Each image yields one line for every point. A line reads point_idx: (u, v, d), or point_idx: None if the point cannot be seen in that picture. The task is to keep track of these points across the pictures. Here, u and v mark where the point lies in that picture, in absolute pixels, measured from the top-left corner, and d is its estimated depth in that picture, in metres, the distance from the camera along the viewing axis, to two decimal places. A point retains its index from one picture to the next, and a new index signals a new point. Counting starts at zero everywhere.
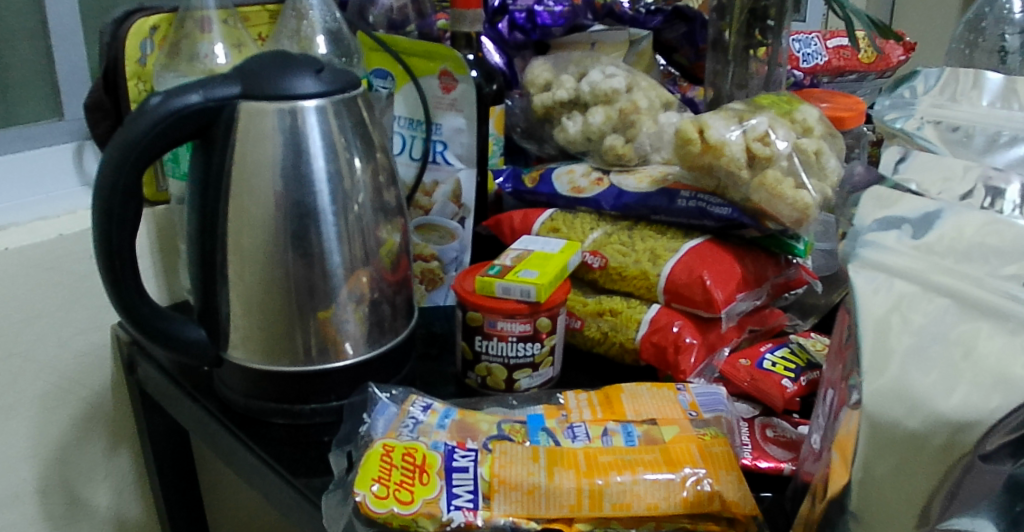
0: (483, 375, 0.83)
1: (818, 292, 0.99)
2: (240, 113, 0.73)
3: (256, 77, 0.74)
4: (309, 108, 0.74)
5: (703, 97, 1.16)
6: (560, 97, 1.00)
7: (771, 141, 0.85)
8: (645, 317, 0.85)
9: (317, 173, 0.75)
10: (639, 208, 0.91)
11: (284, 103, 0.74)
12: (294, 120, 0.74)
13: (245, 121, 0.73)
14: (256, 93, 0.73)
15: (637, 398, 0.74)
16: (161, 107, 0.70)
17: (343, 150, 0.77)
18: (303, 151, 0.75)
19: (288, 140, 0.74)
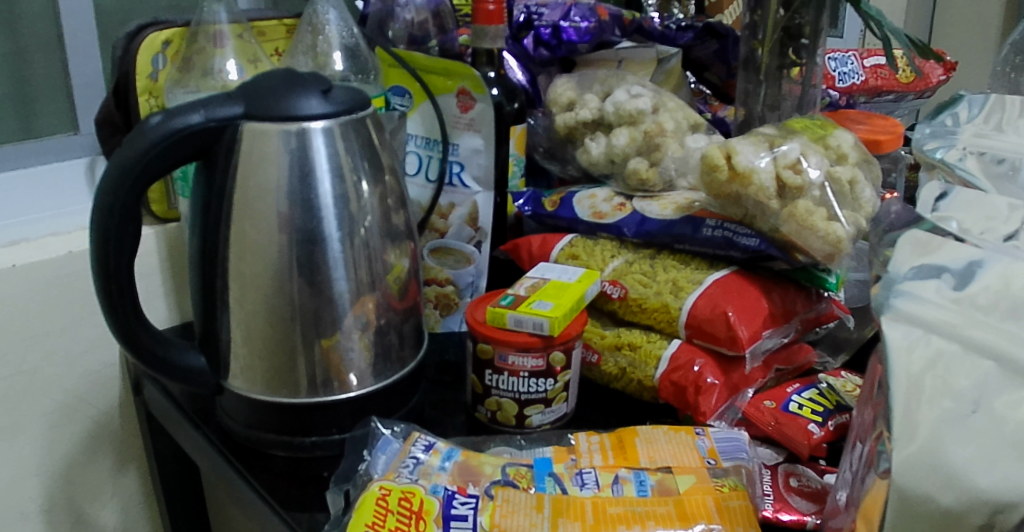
0: (493, 409, 0.79)
1: (850, 327, 0.99)
2: (243, 135, 0.70)
3: (262, 97, 0.71)
4: (315, 129, 0.71)
5: (733, 117, 1.12)
6: (584, 117, 0.97)
7: (802, 169, 0.80)
8: (665, 353, 0.80)
9: (323, 198, 0.72)
10: (662, 236, 0.86)
11: (290, 124, 0.71)
12: (301, 142, 0.71)
13: (249, 144, 0.70)
14: (261, 113, 0.70)
15: (652, 442, 0.70)
16: (161, 127, 0.67)
17: (350, 173, 0.73)
18: (308, 173, 0.71)
19: (294, 162, 0.71)
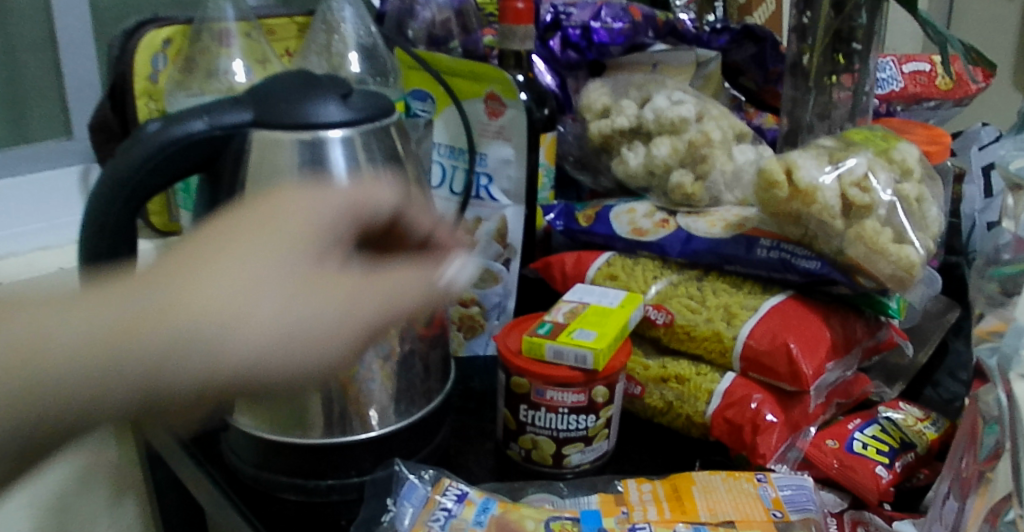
0: (528, 448, 0.72)
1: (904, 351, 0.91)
2: (252, 144, 0.63)
3: (273, 102, 0.63)
4: (333, 139, 0.64)
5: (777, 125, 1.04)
6: (621, 124, 0.89)
7: (870, 186, 0.73)
8: (718, 387, 0.73)
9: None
10: (709, 257, 0.79)
11: (304, 131, 0.63)
12: (316, 154, 0.63)
13: (259, 154, 0.63)
14: (273, 121, 0.63)
15: (711, 492, 0.63)
16: (159, 136, 0.60)
17: None
18: None
19: (307, 176, 0.63)
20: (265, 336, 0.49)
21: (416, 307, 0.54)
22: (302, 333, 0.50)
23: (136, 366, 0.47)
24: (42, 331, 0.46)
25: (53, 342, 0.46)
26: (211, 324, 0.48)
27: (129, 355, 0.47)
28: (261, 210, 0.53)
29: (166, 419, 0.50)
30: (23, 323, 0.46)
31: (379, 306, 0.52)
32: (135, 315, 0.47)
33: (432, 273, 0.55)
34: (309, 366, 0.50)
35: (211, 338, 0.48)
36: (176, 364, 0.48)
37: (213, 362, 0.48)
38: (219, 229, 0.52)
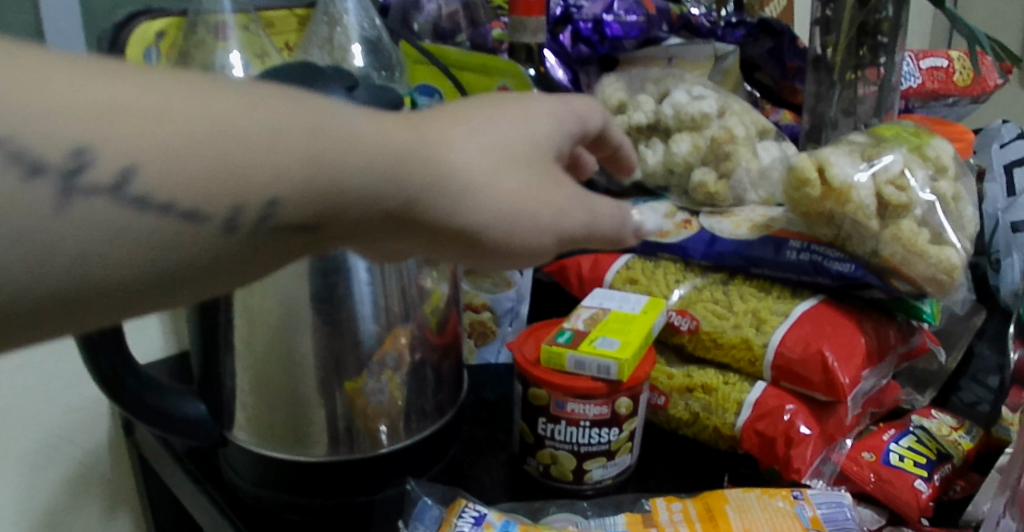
0: (547, 463, 0.67)
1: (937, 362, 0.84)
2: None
3: None
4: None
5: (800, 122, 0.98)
6: (638, 120, 0.85)
7: (907, 183, 0.68)
8: (748, 398, 0.68)
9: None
10: (734, 259, 0.75)
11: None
12: None
13: None
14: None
15: (746, 511, 0.59)
16: None
17: None
18: None
19: None
20: (501, 208, 0.44)
21: (587, 222, 0.47)
22: (528, 213, 0.44)
23: (364, 186, 0.40)
24: (285, 132, 0.39)
25: (249, 169, 0.38)
26: (451, 177, 0.42)
27: (343, 187, 0.40)
28: (509, 106, 0.46)
29: (420, 251, 0.44)
30: (300, 133, 0.39)
31: (560, 198, 0.46)
32: (376, 157, 0.40)
33: (622, 206, 0.50)
34: (525, 228, 0.44)
35: (429, 195, 0.42)
36: (422, 215, 0.42)
37: (466, 226, 0.43)
38: (472, 107, 0.45)
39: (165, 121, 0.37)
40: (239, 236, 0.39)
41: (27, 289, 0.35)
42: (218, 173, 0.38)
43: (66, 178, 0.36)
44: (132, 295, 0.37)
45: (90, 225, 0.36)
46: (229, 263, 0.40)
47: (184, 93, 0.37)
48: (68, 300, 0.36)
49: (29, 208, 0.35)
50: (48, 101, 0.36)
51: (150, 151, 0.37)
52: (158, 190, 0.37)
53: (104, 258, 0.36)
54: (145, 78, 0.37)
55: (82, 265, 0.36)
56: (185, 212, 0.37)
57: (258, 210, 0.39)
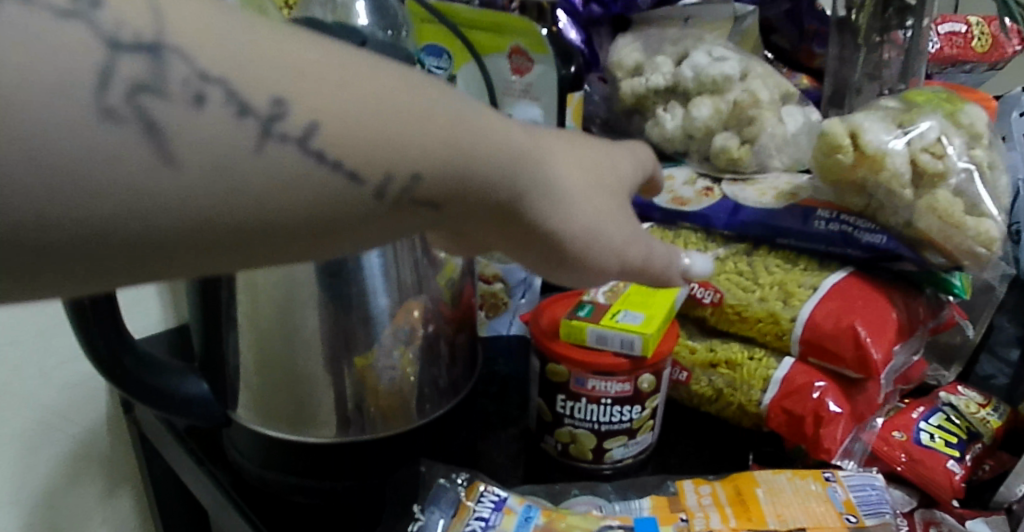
0: (566, 441, 0.65)
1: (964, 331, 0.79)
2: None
3: None
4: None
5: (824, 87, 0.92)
6: (656, 83, 0.81)
7: (944, 151, 0.64)
8: (775, 375, 0.66)
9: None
10: (759, 230, 0.72)
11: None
12: None
13: None
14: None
15: (777, 494, 0.56)
16: None
17: None
18: None
19: None
20: (582, 226, 0.44)
21: (645, 260, 0.48)
22: (602, 238, 0.45)
23: (489, 173, 0.40)
24: (435, 115, 0.38)
25: (414, 142, 0.38)
26: (552, 182, 0.43)
27: (473, 174, 0.40)
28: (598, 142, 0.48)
29: (503, 248, 0.44)
30: (445, 119, 0.39)
31: (628, 232, 0.47)
32: (508, 154, 0.41)
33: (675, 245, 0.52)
34: (591, 251, 0.45)
35: (533, 197, 0.42)
36: (526, 210, 0.42)
37: (556, 230, 0.44)
38: (569, 132, 0.47)
39: (349, 85, 0.37)
40: (389, 205, 0.38)
41: (209, 216, 0.34)
42: (387, 135, 0.37)
43: (262, 118, 0.35)
44: (297, 234, 0.36)
45: (277, 167, 0.35)
46: (375, 228, 0.39)
47: (360, 64, 0.37)
48: (236, 233, 0.35)
49: (225, 144, 0.34)
50: (256, 50, 0.35)
51: (332, 108, 0.36)
52: (334, 146, 0.36)
53: (279, 200, 0.36)
54: (344, 55, 0.37)
55: (261, 202, 0.35)
56: (351, 171, 0.37)
57: (410, 176, 0.38)
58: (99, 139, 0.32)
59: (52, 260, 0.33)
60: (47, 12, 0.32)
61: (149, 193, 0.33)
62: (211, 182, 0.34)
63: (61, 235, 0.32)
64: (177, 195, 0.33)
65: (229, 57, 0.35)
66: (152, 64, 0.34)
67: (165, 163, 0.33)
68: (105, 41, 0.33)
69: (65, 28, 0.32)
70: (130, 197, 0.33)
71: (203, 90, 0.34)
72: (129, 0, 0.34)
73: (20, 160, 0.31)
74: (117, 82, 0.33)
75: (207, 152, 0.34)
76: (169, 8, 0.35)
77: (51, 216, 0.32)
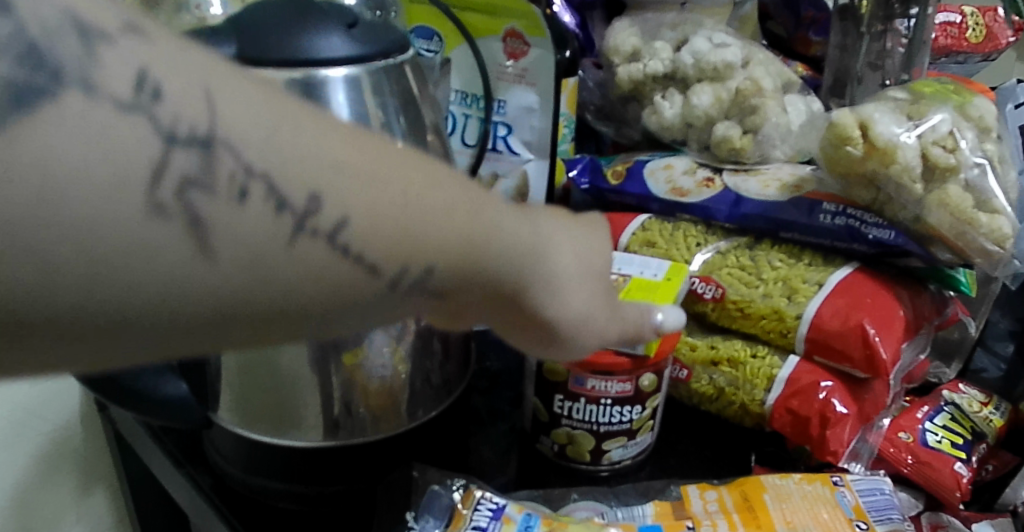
0: (562, 443, 0.62)
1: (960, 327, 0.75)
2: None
3: (258, 31, 0.50)
4: (335, 80, 0.51)
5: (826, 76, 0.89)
6: (654, 70, 0.78)
7: (956, 144, 0.62)
8: (780, 374, 0.64)
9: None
10: (762, 223, 0.69)
11: (295, 70, 0.50)
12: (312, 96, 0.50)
13: None
14: (257, 56, 0.49)
15: (786, 499, 0.54)
16: None
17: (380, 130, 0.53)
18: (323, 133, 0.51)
19: None
20: (584, 309, 0.41)
21: (634, 335, 0.46)
22: (597, 324, 0.42)
23: (500, 269, 0.36)
24: (459, 210, 0.34)
25: (427, 238, 0.34)
26: (563, 269, 0.39)
27: (483, 270, 0.36)
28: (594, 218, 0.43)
29: (500, 329, 0.41)
30: (468, 212, 0.35)
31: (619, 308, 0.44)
32: (520, 246, 0.37)
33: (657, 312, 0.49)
34: (585, 337, 0.42)
35: (543, 289, 0.39)
36: (535, 303, 0.39)
37: (553, 318, 0.40)
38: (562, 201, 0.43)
39: (384, 181, 0.32)
40: (404, 294, 0.35)
41: (226, 313, 0.30)
42: (416, 230, 0.33)
43: (298, 212, 0.31)
44: (309, 326, 0.32)
45: (304, 264, 0.31)
46: (380, 313, 0.35)
47: (393, 151, 0.33)
48: (249, 326, 0.31)
49: (259, 241, 0.30)
50: (299, 144, 0.31)
51: (365, 202, 0.32)
52: (363, 242, 0.32)
53: (300, 296, 0.31)
54: (356, 138, 0.32)
55: (282, 304, 0.31)
56: (371, 264, 0.33)
57: (426, 269, 0.34)
58: (143, 239, 0.28)
59: (54, 354, 0.28)
60: (108, 104, 0.28)
61: (176, 290, 0.29)
62: (241, 279, 0.30)
63: (77, 333, 0.28)
64: (202, 294, 0.29)
65: (274, 146, 0.30)
66: (203, 159, 0.30)
67: (202, 259, 0.29)
68: (161, 134, 0.29)
69: (123, 123, 0.28)
70: (155, 297, 0.29)
71: (248, 184, 0.30)
72: (184, 86, 0.29)
73: (70, 261, 0.27)
74: (169, 177, 0.29)
75: (242, 248, 0.30)
76: (221, 93, 0.30)
77: (72, 316, 0.28)
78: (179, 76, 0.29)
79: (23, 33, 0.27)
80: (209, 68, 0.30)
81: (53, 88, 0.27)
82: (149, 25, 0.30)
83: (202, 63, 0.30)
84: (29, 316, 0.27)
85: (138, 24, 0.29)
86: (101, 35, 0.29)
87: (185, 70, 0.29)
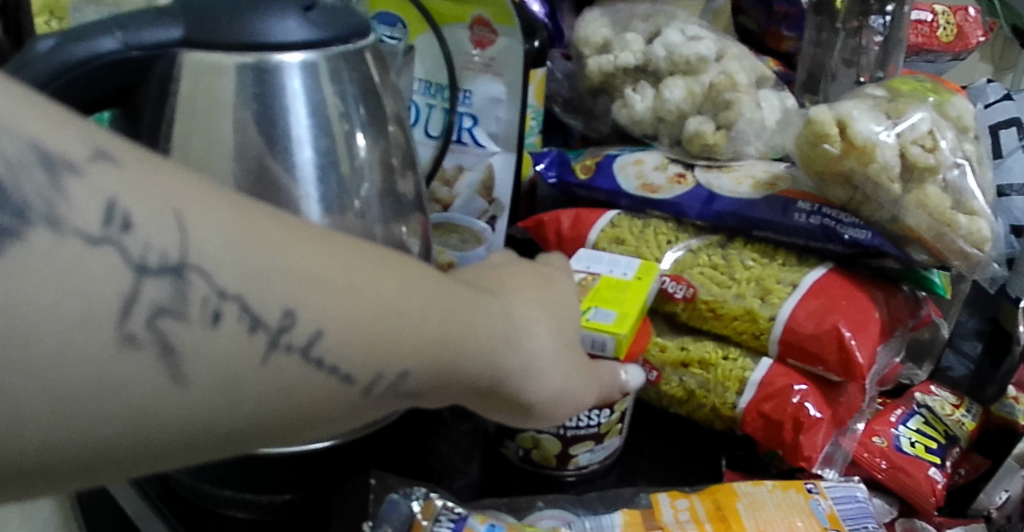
0: (527, 447, 0.60)
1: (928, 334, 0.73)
2: (181, 70, 0.48)
3: (208, 14, 0.47)
4: (291, 65, 0.48)
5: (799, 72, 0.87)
6: (626, 62, 0.76)
7: (935, 144, 0.61)
8: (752, 377, 0.62)
9: (301, 171, 0.49)
10: (735, 221, 0.67)
11: (247, 54, 0.47)
12: (266, 82, 0.48)
13: (191, 84, 0.48)
14: (209, 40, 0.47)
15: (759, 508, 0.52)
16: (54, 57, 0.45)
17: (339, 120, 0.50)
18: (277, 121, 0.49)
19: (261, 113, 0.49)
20: (551, 386, 0.42)
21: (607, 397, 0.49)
22: (565, 396, 0.43)
23: (476, 368, 0.37)
24: (431, 314, 0.35)
25: (403, 341, 0.34)
26: (529, 352, 0.40)
27: (460, 370, 0.37)
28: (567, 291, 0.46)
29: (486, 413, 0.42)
30: (441, 317, 0.35)
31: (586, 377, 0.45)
32: (494, 340, 0.38)
33: (617, 372, 0.50)
34: (552, 409, 0.43)
35: (512, 377, 0.39)
36: (507, 390, 0.40)
37: (533, 400, 0.41)
38: (531, 280, 0.45)
39: (357, 296, 0.32)
40: (377, 399, 0.35)
41: (201, 433, 0.30)
42: (389, 338, 0.34)
43: (272, 330, 0.31)
44: (285, 437, 0.33)
45: (279, 381, 0.32)
46: (356, 417, 0.35)
47: (366, 262, 0.33)
48: (220, 444, 0.31)
49: (229, 360, 0.31)
50: (278, 263, 0.31)
51: (338, 315, 0.32)
52: (337, 353, 0.32)
53: (272, 408, 0.32)
54: (339, 248, 0.33)
55: (251, 421, 0.31)
56: (345, 374, 0.33)
57: (401, 374, 0.34)
58: (112, 370, 0.28)
59: (33, 488, 0.29)
60: (76, 239, 0.28)
61: (146, 419, 0.29)
62: (209, 401, 0.30)
63: (53, 467, 0.28)
64: (172, 420, 0.30)
65: (248, 269, 0.31)
66: (173, 286, 0.30)
67: (172, 384, 0.29)
68: (131, 264, 0.29)
69: (93, 255, 0.28)
70: (129, 422, 0.29)
71: (219, 307, 0.30)
72: (152, 212, 0.29)
73: (37, 398, 0.27)
74: (140, 306, 0.29)
75: (215, 367, 0.30)
76: (191, 218, 0.30)
77: (48, 451, 0.28)
78: (146, 202, 0.29)
79: None
80: (182, 189, 0.30)
81: (20, 228, 0.27)
82: (118, 147, 0.29)
83: (170, 185, 0.30)
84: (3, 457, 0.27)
85: (107, 148, 0.29)
86: (68, 165, 0.28)
87: (153, 198, 0.29)
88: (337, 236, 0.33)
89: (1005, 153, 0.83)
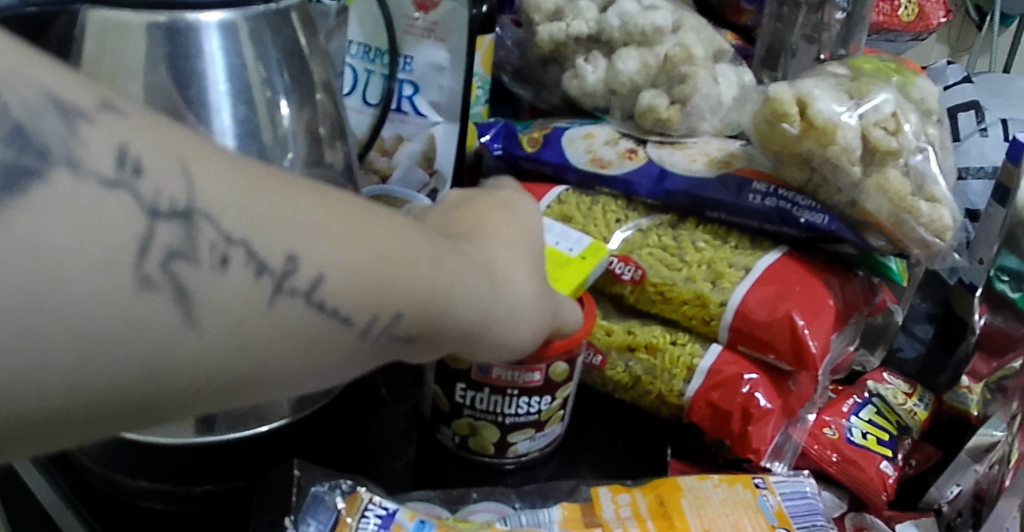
0: (464, 434, 0.56)
1: (880, 324, 0.71)
2: (86, 29, 0.43)
3: None
4: (208, 25, 0.44)
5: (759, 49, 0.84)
6: (578, 30, 0.72)
7: (898, 127, 0.58)
8: (702, 364, 0.59)
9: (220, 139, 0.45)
10: (687, 201, 0.64)
11: (160, 12, 0.43)
12: (179, 41, 0.44)
13: (97, 43, 0.44)
14: None
15: (704, 503, 0.50)
16: None
17: (259, 84, 0.46)
18: (191, 85, 0.44)
19: (172, 76, 0.44)
20: (529, 326, 0.41)
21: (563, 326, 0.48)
22: (531, 338, 0.42)
23: (465, 321, 0.36)
24: (422, 259, 0.33)
25: (401, 287, 0.32)
26: (508, 300, 0.38)
27: (450, 317, 0.35)
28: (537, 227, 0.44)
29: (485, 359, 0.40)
30: (431, 266, 0.33)
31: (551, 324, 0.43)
32: (479, 289, 0.36)
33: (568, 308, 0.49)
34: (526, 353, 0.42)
35: (505, 320, 0.38)
36: (492, 335, 0.38)
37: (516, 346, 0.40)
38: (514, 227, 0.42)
39: (352, 242, 0.30)
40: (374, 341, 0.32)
41: (213, 381, 0.28)
42: (382, 288, 0.31)
43: (277, 274, 0.29)
44: (281, 391, 0.30)
45: (283, 323, 0.29)
46: (349, 367, 0.33)
47: (357, 210, 0.31)
48: (231, 394, 0.29)
49: (243, 306, 0.28)
50: (281, 207, 0.29)
51: (339, 260, 0.30)
52: (338, 296, 0.30)
53: (279, 355, 0.30)
54: (338, 204, 0.31)
55: (258, 371, 0.29)
56: (345, 315, 0.31)
57: (396, 315, 0.32)
58: (131, 314, 0.26)
59: (29, 448, 0.26)
60: (91, 179, 0.26)
61: (164, 364, 0.27)
62: (223, 347, 0.28)
63: (65, 415, 0.26)
64: (188, 365, 0.27)
65: (250, 212, 0.28)
66: (185, 231, 0.27)
67: (187, 330, 0.27)
68: (145, 208, 0.26)
69: (112, 199, 0.26)
70: (144, 367, 0.27)
71: (228, 251, 0.28)
72: (162, 157, 0.27)
73: (61, 341, 0.25)
74: (154, 249, 0.27)
75: (228, 311, 0.28)
76: (198, 163, 0.28)
77: (63, 393, 0.25)
78: (158, 150, 0.27)
79: (7, 114, 0.25)
80: (187, 139, 0.28)
81: (42, 168, 0.25)
82: (124, 103, 0.28)
83: (178, 134, 0.28)
84: (23, 405, 0.25)
85: (112, 100, 0.27)
86: (80, 114, 0.26)
87: (163, 142, 0.27)
88: (334, 188, 0.32)
89: (963, 138, 0.81)
